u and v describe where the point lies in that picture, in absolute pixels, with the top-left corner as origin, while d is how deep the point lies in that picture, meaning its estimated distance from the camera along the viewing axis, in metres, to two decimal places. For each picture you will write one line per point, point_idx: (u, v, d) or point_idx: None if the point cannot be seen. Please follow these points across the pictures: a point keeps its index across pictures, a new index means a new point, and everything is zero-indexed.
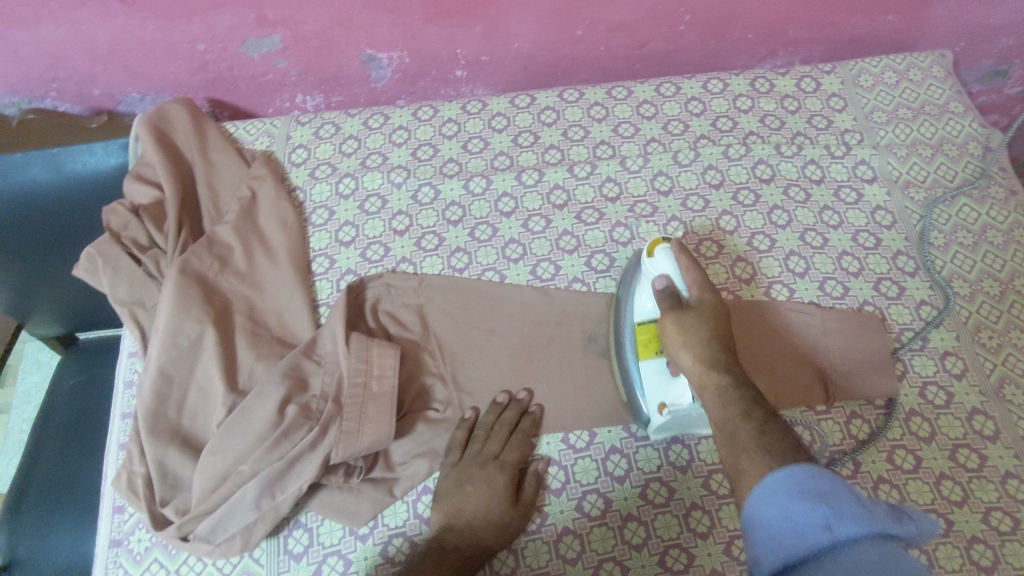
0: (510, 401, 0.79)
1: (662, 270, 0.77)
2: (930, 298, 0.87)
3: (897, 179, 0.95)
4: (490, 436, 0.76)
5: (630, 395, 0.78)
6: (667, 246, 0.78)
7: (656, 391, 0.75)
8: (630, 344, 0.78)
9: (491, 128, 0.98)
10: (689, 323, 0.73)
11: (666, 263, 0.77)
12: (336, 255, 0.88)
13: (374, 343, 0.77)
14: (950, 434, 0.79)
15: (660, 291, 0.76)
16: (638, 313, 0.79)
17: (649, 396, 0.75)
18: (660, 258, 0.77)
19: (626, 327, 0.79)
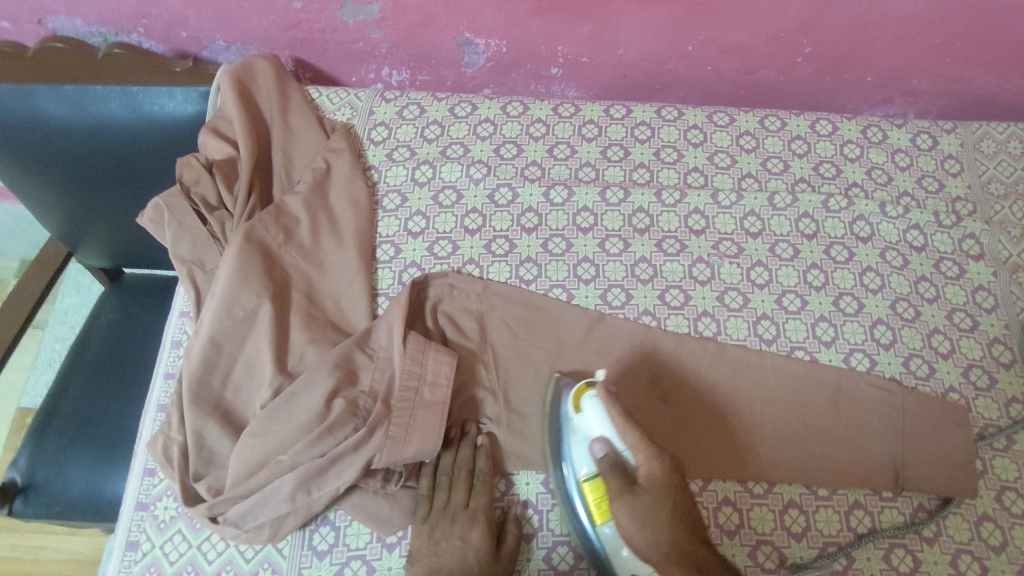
0: (460, 437, 0.75)
1: (599, 430, 0.69)
2: (1022, 395, 0.81)
3: (1006, 260, 0.88)
4: (453, 484, 0.72)
5: (595, 557, 0.69)
6: (595, 396, 0.69)
7: (623, 563, 0.66)
8: (583, 509, 0.69)
9: (581, 136, 0.93)
10: (641, 500, 0.64)
11: (598, 419, 0.68)
12: (402, 245, 0.85)
13: (432, 348, 0.73)
14: (1022, 546, 0.73)
15: (605, 459, 0.67)
16: (581, 473, 0.69)
17: (619, 565, 0.67)
18: (592, 415, 0.69)
19: (573, 489, 0.70)
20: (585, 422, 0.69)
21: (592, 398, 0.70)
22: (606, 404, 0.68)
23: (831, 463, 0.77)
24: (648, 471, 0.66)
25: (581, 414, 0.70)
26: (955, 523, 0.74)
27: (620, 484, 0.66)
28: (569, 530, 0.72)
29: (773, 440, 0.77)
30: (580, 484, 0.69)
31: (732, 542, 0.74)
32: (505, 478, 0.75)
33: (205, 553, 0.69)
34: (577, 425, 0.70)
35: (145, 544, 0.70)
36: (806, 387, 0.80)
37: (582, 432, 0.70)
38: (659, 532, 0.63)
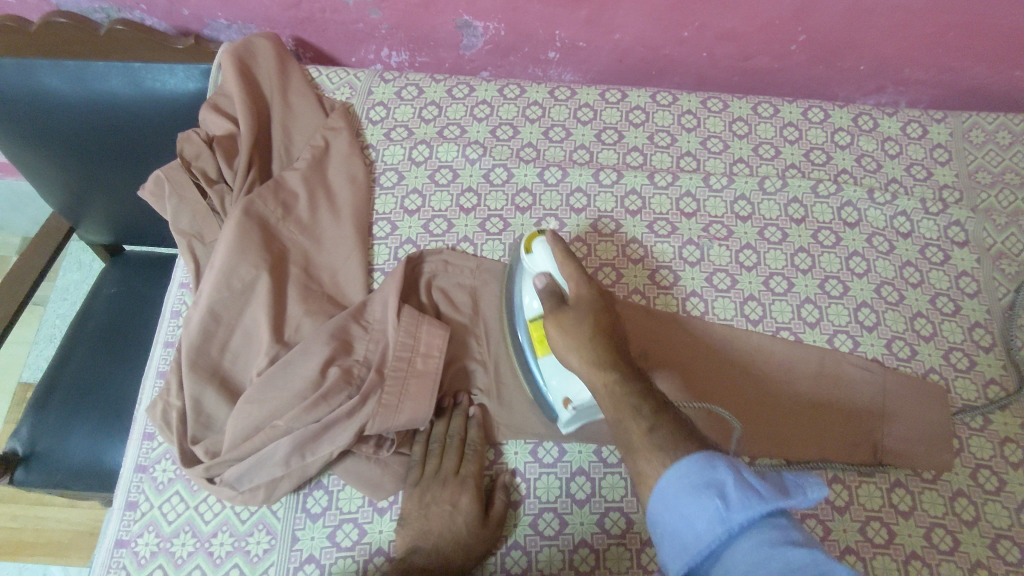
0: (454, 408, 0.77)
1: (543, 268, 0.72)
2: (1002, 378, 0.83)
3: (990, 247, 0.90)
4: (444, 451, 0.74)
5: (536, 390, 0.76)
6: (542, 240, 0.73)
7: (558, 387, 0.73)
8: (527, 343, 0.76)
9: (576, 118, 0.95)
10: (567, 319, 0.69)
11: (543, 259, 0.72)
12: (398, 222, 0.86)
13: (425, 320, 0.75)
14: (994, 523, 0.76)
15: (540, 293, 0.71)
16: (528, 312, 0.75)
17: (554, 391, 0.73)
18: (539, 255, 0.73)
19: (520, 325, 0.76)
20: (530, 265, 0.74)
21: (540, 241, 0.74)
22: (550, 246, 0.72)
23: (811, 440, 0.79)
24: (576, 301, 0.70)
25: (529, 254, 0.74)
26: (930, 499, 0.77)
27: (551, 306, 0.70)
28: (555, 497, 0.74)
29: (757, 416, 0.80)
30: (528, 323, 0.75)
31: None
32: (494, 447, 0.77)
33: (202, 514, 0.71)
34: (527, 266, 0.74)
35: (144, 505, 0.72)
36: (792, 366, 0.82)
37: (529, 270, 0.74)
38: (580, 348, 0.67)
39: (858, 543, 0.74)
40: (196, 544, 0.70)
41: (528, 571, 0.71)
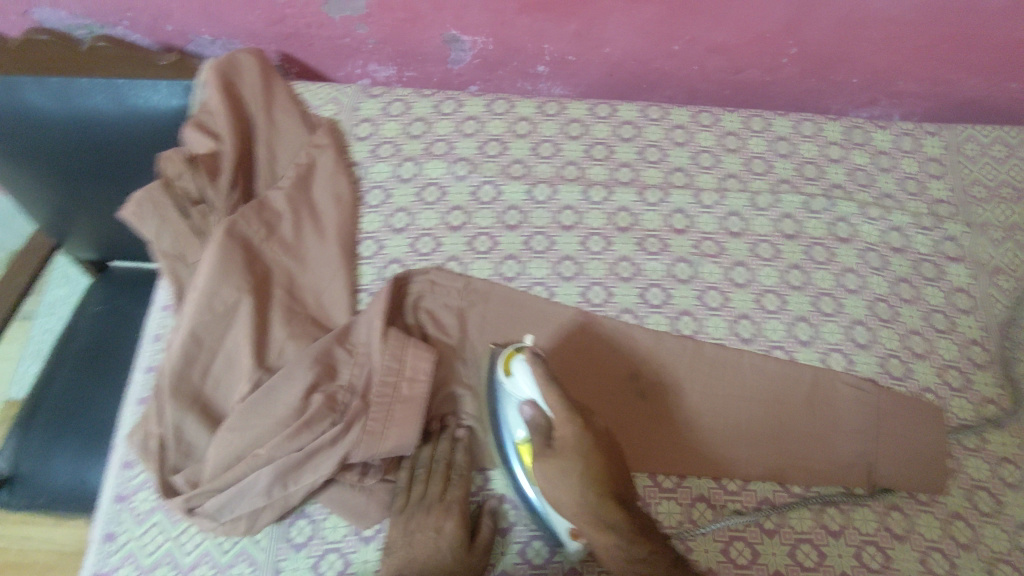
0: (440, 432, 0.76)
1: (528, 392, 0.70)
2: (998, 396, 0.82)
3: (985, 262, 0.89)
4: (429, 476, 0.73)
5: (533, 515, 0.71)
6: (523, 360, 0.71)
7: (557, 523, 0.69)
8: (518, 472, 0.71)
9: (566, 134, 0.93)
10: (560, 459, 0.69)
11: (527, 382, 0.70)
12: (385, 241, 0.85)
13: (411, 344, 0.74)
14: (992, 546, 0.74)
15: (530, 423, 0.70)
16: (516, 435, 0.72)
17: (557, 520, 0.69)
18: (522, 378, 0.71)
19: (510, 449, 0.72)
20: (512, 386, 0.72)
21: (519, 361, 0.72)
22: (533, 366, 0.71)
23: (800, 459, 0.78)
24: (564, 433, 0.69)
25: (511, 376, 0.72)
26: (927, 522, 0.75)
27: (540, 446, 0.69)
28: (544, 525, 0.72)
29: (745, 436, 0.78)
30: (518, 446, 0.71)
31: (705, 539, 0.73)
32: (482, 473, 0.75)
33: (182, 544, 0.69)
34: (508, 391, 0.72)
35: (122, 536, 0.70)
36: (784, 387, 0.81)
37: (513, 391, 0.72)
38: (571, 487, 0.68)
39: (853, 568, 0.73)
40: None
41: None
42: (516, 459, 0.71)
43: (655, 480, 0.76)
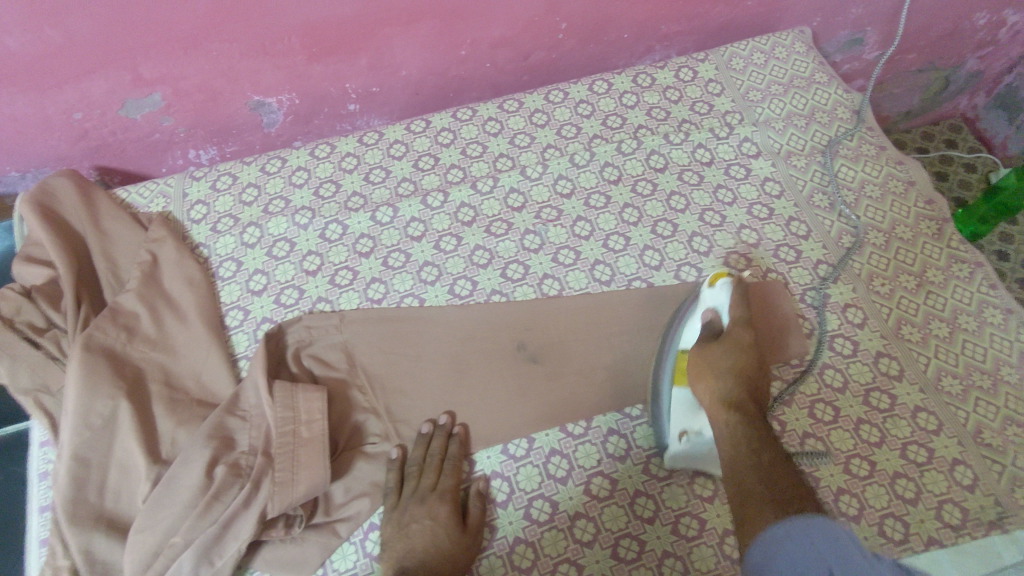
0: (434, 430, 0.78)
1: (717, 307, 0.80)
2: (826, 257, 0.93)
3: (779, 150, 1.01)
4: (422, 471, 0.75)
5: (655, 411, 0.79)
6: (728, 280, 0.81)
7: (680, 419, 0.77)
8: (668, 367, 0.80)
9: (391, 156, 0.99)
10: (715, 358, 0.76)
11: (721, 298, 0.80)
12: (249, 305, 0.87)
13: (299, 389, 0.76)
14: (860, 381, 0.84)
15: (707, 326, 0.79)
16: (686, 341, 0.81)
17: (674, 419, 0.77)
18: (720, 294, 0.80)
19: (669, 352, 0.81)
20: (710, 298, 0.81)
21: (724, 282, 0.81)
22: (733, 290, 0.80)
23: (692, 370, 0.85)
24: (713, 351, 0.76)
25: (710, 289, 0.82)
26: (804, 380, 0.84)
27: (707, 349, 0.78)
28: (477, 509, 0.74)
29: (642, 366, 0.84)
30: (681, 352, 0.80)
31: (626, 466, 0.78)
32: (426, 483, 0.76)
33: None
34: (704, 300, 0.82)
35: None
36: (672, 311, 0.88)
37: (705, 303, 0.82)
38: (714, 385, 0.75)
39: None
40: None
41: None
42: (673, 357, 0.81)
43: (566, 431, 0.80)
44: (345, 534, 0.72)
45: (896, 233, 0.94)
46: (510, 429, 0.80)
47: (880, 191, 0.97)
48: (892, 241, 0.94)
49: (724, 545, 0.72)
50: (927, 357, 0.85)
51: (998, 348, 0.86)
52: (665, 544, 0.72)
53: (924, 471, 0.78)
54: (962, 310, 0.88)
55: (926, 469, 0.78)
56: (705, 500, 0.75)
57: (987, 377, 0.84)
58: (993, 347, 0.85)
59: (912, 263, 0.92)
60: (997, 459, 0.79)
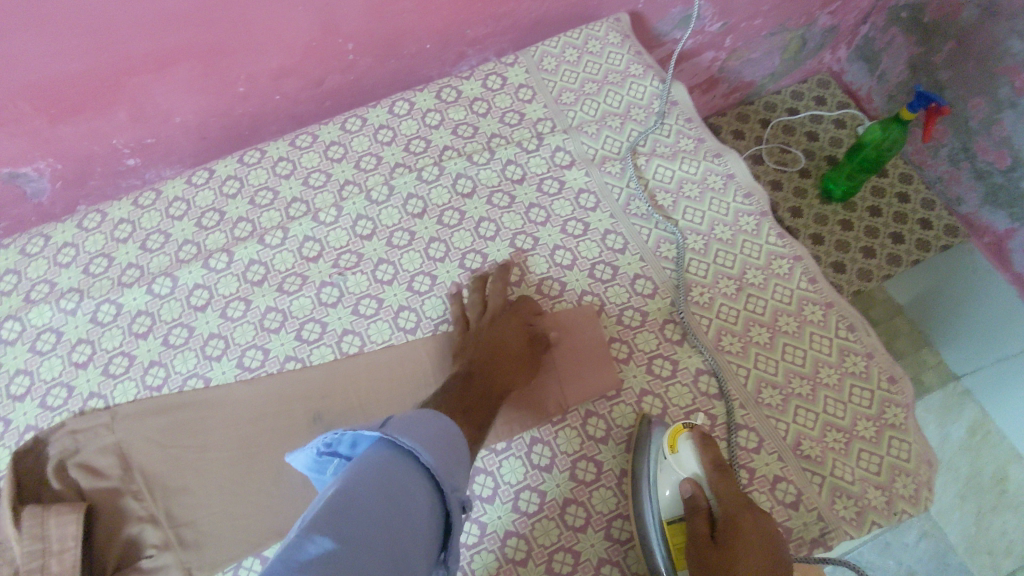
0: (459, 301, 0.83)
1: (692, 467, 0.70)
2: (643, 270, 0.87)
3: (593, 157, 0.95)
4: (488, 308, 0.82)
5: None
6: (688, 438, 0.72)
7: None
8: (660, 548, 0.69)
9: (171, 218, 0.91)
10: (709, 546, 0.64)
11: (690, 458, 0.71)
12: (11, 414, 0.78)
13: (51, 511, 0.68)
14: (680, 403, 0.80)
15: (689, 498, 0.68)
16: (666, 511, 0.70)
17: None
18: (687, 455, 0.71)
19: (653, 525, 0.70)
20: (677, 460, 0.71)
21: (686, 445, 0.72)
22: (698, 445, 0.71)
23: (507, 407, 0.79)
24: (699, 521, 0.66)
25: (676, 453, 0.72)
26: (622, 413, 0.80)
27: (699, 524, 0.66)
28: None
29: (475, 381, 0.73)
30: (664, 525, 0.70)
31: None
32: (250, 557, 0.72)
33: None
34: (671, 464, 0.71)
35: None
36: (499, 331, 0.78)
37: (671, 474, 0.71)
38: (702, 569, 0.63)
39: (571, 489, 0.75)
40: None
41: None
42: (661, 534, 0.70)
43: None
44: None
45: (716, 234, 0.90)
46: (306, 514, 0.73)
47: (699, 189, 0.93)
48: (712, 243, 0.89)
49: None
50: (747, 369, 0.81)
51: (818, 348, 0.83)
52: None
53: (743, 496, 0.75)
54: (783, 311, 0.85)
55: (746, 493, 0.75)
56: (516, 563, 0.72)
57: (807, 382, 0.81)
58: (812, 348, 0.83)
59: (732, 266, 0.88)
60: (816, 471, 0.76)
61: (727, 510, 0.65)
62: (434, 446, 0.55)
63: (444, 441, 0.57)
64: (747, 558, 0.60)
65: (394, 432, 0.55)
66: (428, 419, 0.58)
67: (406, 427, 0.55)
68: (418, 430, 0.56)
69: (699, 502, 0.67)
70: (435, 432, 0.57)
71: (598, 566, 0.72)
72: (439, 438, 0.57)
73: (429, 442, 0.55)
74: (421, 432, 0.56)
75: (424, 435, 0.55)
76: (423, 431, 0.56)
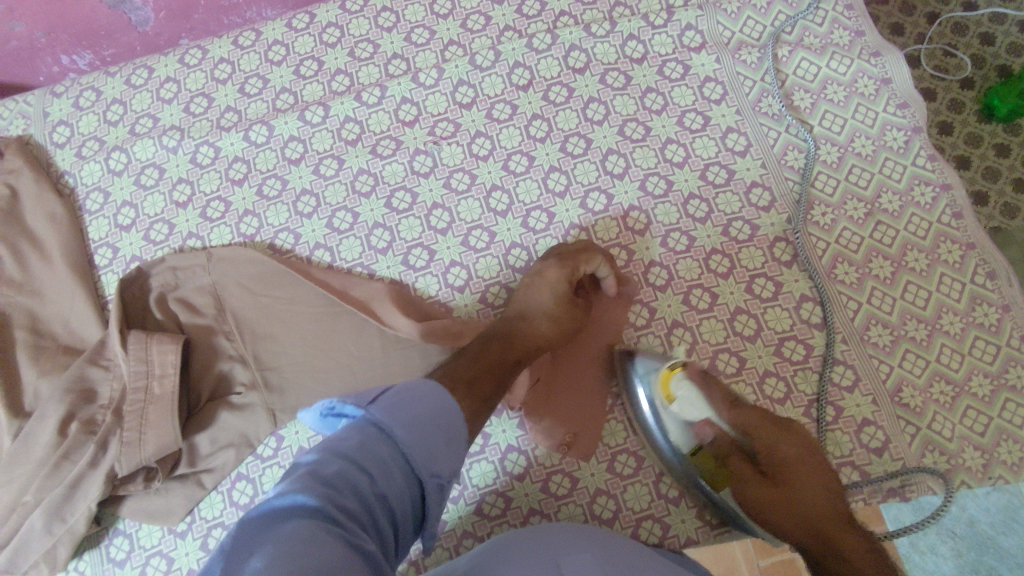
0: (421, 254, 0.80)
1: (696, 409, 0.69)
2: (762, 179, 0.79)
3: (728, 41, 0.84)
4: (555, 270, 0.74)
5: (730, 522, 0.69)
6: (679, 380, 0.69)
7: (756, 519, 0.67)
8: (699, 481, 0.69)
9: (269, 62, 0.87)
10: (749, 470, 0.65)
11: (690, 399, 0.69)
12: (118, 242, 0.83)
13: (153, 340, 0.72)
14: (776, 327, 0.75)
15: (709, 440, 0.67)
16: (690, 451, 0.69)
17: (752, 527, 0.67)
18: (688, 398, 0.68)
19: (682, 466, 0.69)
20: (687, 404, 0.69)
21: (681, 387, 0.69)
22: (693, 387, 0.69)
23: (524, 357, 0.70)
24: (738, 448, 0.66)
25: (674, 399, 0.69)
26: (711, 328, 0.75)
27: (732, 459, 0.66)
28: None
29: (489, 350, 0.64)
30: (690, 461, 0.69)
31: (500, 420, 0.75)
32: None
33: None
34: (675, 412, 0.69)
35: None
36: (545, 276, 0.72)
37: (679, 419, 0.69)
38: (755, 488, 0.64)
39: (565, 438, 0.73)
40: None
41: None
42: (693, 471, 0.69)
43: None
44: (210, 485, 0.73)
45: (854, 147, 0.79)
46: (384, 378, 0.75)
47: (845, 93, 0.81)
48: (847, 157, 0.79)
49: (593, 505, 0.72)
50: (858, 302, 0.74)
51: (946, 291, 0.74)
52: (531, 502, 0.72)
53: (827, 431, 0.71)
54: (915, 245, 0.76)
55: (829, 430, 0.71)
56: (580, 458, 0.73)
57: (924, 326, 0.73)
58: (939, 291, 0.74)
59: (866, 187, 0.78)
60: (912, 420, 0.71)
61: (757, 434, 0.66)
62: (415, 430, 0.48)
63: (429, 421, 0.50)
64: (796, 482, 0.63)
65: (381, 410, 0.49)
66: (421, 390, 0.52)
67: (392, 407, 0.49)
68: (410, 405, 0.50)
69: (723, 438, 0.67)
70: (429, 410, 0.50)
71: (660, 473, 0.72)
72: (429, 417, 0.50)
73: (411, 426, 0.48)
74: (412, 408, 0.49)
75: (410, 413, 0.49)
76: (414, 405, 0.50)
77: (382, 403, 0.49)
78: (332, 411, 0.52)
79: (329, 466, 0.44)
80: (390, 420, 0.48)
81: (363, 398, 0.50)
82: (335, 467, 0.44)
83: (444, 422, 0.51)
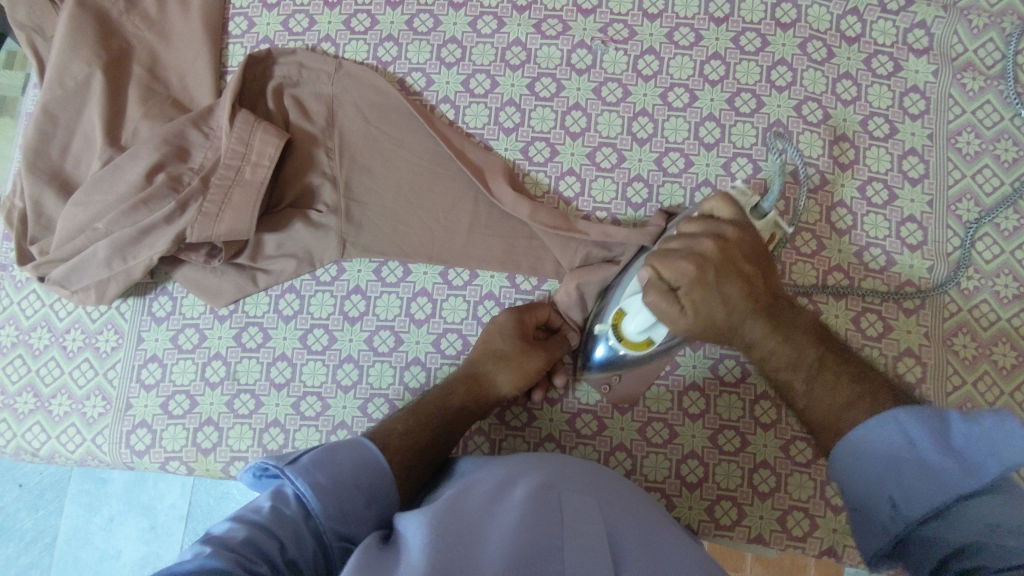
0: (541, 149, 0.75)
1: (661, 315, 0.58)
2: (922, 216, 0.72)
3: (956, 57, 0.74)
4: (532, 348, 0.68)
5: None
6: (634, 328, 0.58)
7: None
8: None
9: None
10: (686, 317, 0.56)
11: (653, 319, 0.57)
12: (256, 18, 0.79)
13: (259, 127, 0.70)
14: None
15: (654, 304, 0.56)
16: None
17: None
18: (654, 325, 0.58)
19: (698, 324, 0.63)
20: (636, 295, 0.59)
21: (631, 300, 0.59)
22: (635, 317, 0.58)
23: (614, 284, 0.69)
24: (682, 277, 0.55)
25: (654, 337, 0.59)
26: None
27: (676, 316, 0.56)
28: (392, 316, 0.73)
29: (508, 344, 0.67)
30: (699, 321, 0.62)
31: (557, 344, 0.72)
32: (400, 263, 0.74)
33: (57, 312, 0.75)
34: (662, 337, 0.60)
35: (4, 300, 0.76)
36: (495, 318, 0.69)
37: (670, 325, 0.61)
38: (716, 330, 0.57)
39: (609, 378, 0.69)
40: (53, 338, 0.75)
41: (359, 383, 0.72)
42: None
43: (513, 282, 0.73)
44: (261, 285, 0.73)
45: None
46: (459, 254, 0.73)
47: None
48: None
49: (609, 456, 0.70)
50: (961, 377, 0.69)
51: None
52: (552, 428, 0.71)
53: None
54: None
55: None
56: (615, 409, 0.71)
57: None
58: None
59: None
60: None
61: (714, 290, 0.55)
62: (331, 490, 0.52)
63: (345, 484, 0.53)
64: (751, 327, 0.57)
65: (297, 470, 0.53)
66: (345, 449, 0.56)
67: (312, 468, 0.53)
68: (326, 467, 0.53)
69: (657, 280, 0.56)
70: (349, 471, 0.54)
71: (685, 456, 0.69)
72: (351, 481, 0.54)
73: (327, 486, 0.52)
74: (329, 470, 0.53)
75: (328, 475, 0.53)
76: (335, 466, 0.54)
77: (299, 463, 0.53)
78: (265, 472, 0.55)
79: (236, 532, 0.46)
80: (304, 483, 0.52)
81: (282, 458, 0.54)
82: (244, 534, 0.46)
83: (366, 481, 0.55)
